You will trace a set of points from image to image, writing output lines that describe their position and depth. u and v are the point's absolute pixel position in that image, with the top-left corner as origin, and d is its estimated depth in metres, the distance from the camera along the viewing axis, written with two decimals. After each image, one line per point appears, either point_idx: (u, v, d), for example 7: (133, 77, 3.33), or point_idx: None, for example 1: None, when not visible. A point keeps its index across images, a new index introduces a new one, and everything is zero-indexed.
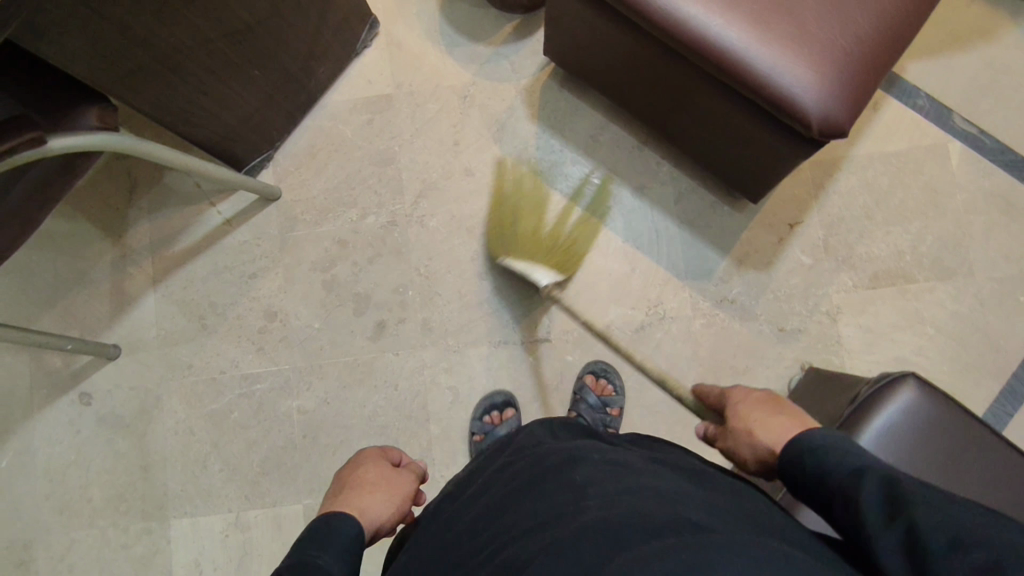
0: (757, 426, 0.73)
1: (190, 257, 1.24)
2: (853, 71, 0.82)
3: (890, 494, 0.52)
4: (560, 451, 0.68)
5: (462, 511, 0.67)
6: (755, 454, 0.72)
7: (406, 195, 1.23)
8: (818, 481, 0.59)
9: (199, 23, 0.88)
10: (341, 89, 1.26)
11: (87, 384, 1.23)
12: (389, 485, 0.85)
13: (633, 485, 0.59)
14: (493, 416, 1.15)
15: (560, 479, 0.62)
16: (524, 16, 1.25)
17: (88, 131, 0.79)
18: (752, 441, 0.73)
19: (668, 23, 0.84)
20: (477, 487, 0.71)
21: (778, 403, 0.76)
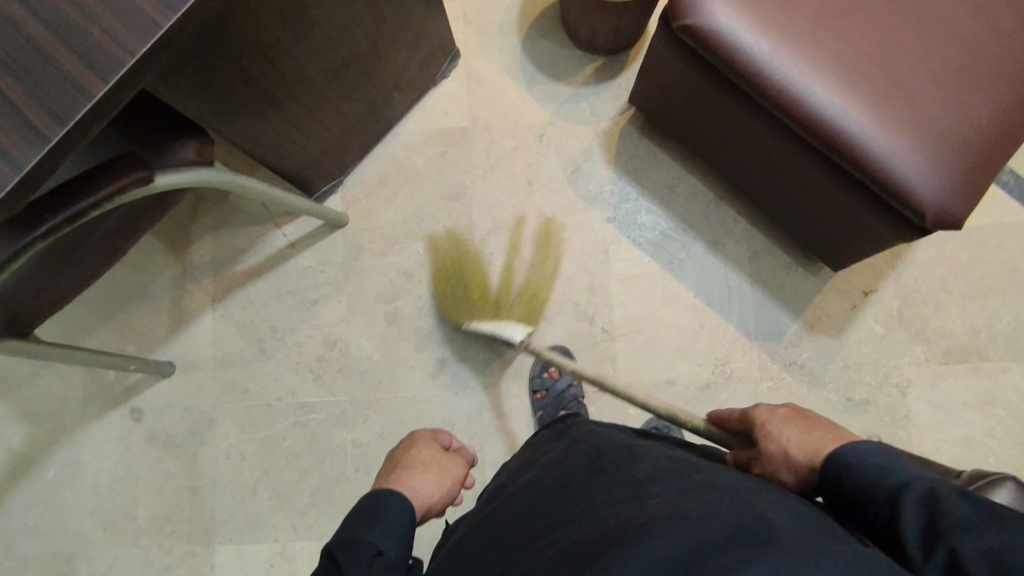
0: (797, 445, 0.65)
1: (252, 278, 1.22)
2: (971, 163, 0.81)
3: (933, 519, 0.49)
4: (621, 452, 0.71)
5: (516, 495, 0.71)
6: (799, 474, 0.64)
7: (476, 231, 1.22)
8: (856, 496, 0.57)
9: (304, 62, 0.87)
10: (416, 119, 1.24)
11: (139, 400, 1.21)
12: (441, 467, 0.86)
13: (696, 484, 0.61)
14: (552, 372, 1.16)
15: (625, 479, 0.65)
16: (606, 58, 1.23)
17: (191, 167, 0.78)
18: (792, 462, 0.65)
19: (783, 99, 0.83)
20: (532, 475, 0.74)
21: (805, 416, 0.68)
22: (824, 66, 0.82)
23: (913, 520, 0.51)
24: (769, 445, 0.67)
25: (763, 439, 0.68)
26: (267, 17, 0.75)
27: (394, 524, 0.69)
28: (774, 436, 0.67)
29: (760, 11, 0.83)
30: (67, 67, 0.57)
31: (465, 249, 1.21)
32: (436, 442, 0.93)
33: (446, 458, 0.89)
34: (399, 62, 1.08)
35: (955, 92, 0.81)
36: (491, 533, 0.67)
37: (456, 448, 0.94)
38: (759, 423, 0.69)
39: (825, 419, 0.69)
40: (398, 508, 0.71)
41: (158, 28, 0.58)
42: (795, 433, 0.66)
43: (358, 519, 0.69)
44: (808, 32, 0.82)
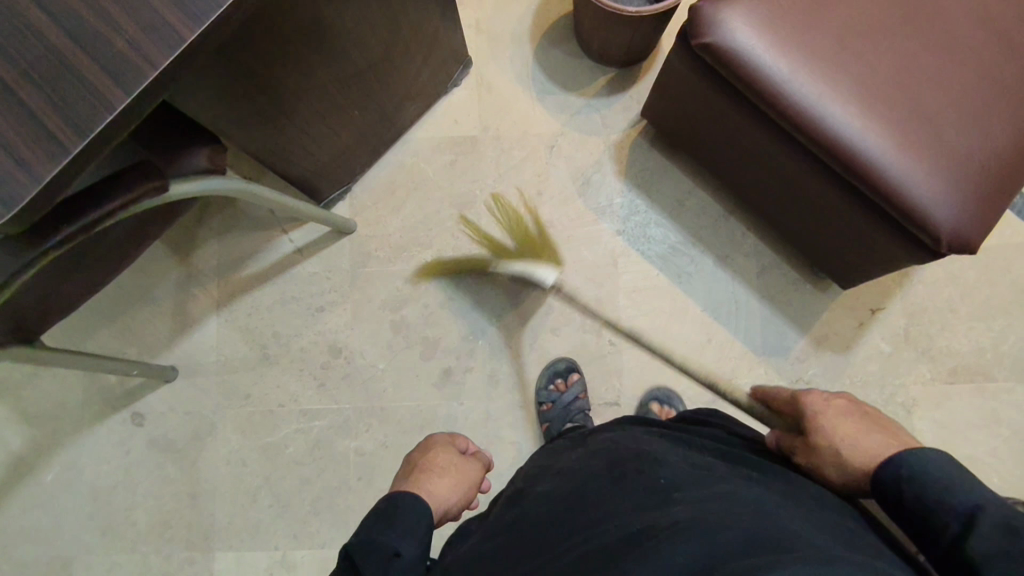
0: (847, 441, 0.65)
1: (258, 283, 1.21)
2: (987, 188, 0.81)
3: (1011, 545, 0.49)
4: (642, 454, 0.70)
5: (533, 499, 0.70)
6: (843, 472, 0.65)
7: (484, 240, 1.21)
8: (914, 507, 0.57)
9: (319, 70, 0.87)
10: (426, 127, 1.24)
11: (140, 404, 1.20)
12: (458, 472, 0.86)
13: (721, 492, 0.60)
14: (558, 384, 1.15)
15: (646, 486, 0.64)
16: (619, 70, 1.23)
17: (204, 175, 0.77)
18: (839, 458, 0.65)
19: (801, 120, 0.83)
20: (549, 480, 0.73)
21: (860, 412, 0.69)
22: (844, 88, 0.82)
23: (985, 539, 0.51)
24: (819, 437, 0.68)
25: (813, 430, 0.69)
26: (287, 26, 0.75)
27: (412, 528, 0.68)
28: (825, 429, 0.68)
29: (782, 31, 0.83)
30: (89, 76, 0.56)
31: (473, 258, 1.21)
32: (452, 446, 0.93)
33: (462, 462, 0.89)
34: (413, 71, 1.07)
35: (973, 117, 0.81)
36: (506, 535, 0.66)
37: (472, 452, 0.94)
38: (812, 413, 0.70)
39: (878, 416, 0.69)
40: (417, 510, 0.70)
41: (183, 41, 0.57)
42: (847, 428, 0.67)
43: (376, 520, 0.68)
44: (828, 54, 0.82)
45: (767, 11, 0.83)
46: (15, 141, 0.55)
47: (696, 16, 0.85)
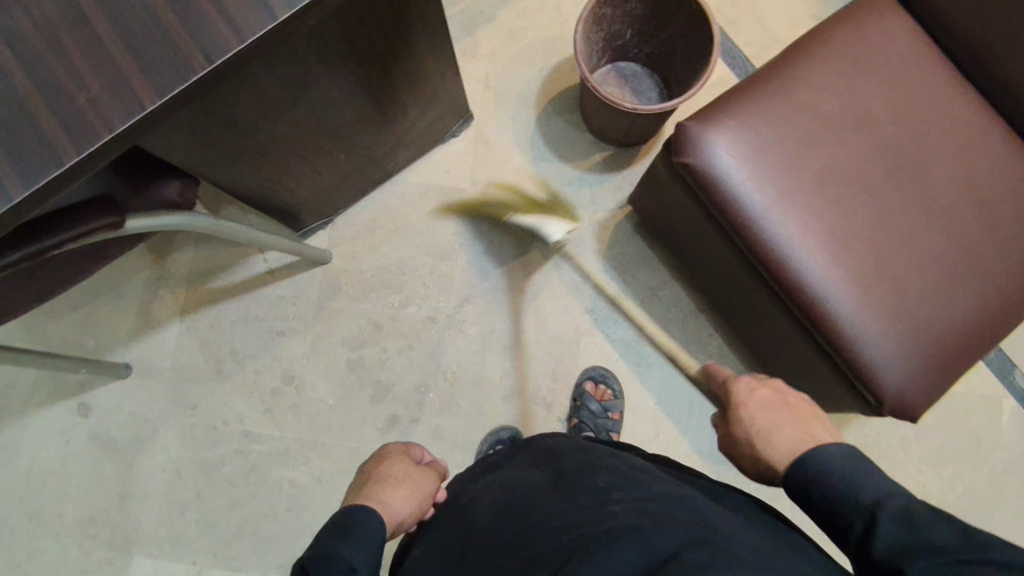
0: (764, 437, 0.64)
1: (226, 297, 1.22)
2: (939, 360, 0.80)
3: (909, 541, 0.48)
4: (582, 463, 0.72)
5: (476, 510, 0.70)
6: (760, 467, 0.64)
7: (455, 294, 1.21)
8: (824, 503, 0.56)
9: (303, 121, 0.87)
10: (418, 172, 1.24)
11: (88, 396, 1.20)
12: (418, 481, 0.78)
13: (657, 494, 0.63)
14: None
15: (585, 485, 0.67)
16: (616, 149, 1.23)
17: (175, 210, 0.79)
18: (755, 453, 0.64)
19: (768, 257, 0.82)
20: (488, 490, 0.73)
21: (784, 404, 0.66)
22: (815, 233, 0.81)
23: (888, 535, 0.49)
24: (738, 428, 0.66)
25: (735, 420, 0.67)
26: (272, 84, 0.75)
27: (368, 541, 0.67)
28: (745, 420, 0.66)
29: (764, 165, 0.83)
30: (45, 127, 0.57)
31: (440, 310, 1.21)
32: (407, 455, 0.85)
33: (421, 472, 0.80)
34: (409, 121, 1.08)
35: (937, 286, 0.81)
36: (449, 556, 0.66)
37: (427, 462, 0.86)
38: (735, 403, 0.68)
39: (807, 409, 0.66)
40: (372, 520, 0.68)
41: (141, 110, 0.57)
42: (765, 422, 0.65)
43: (329, 534, 0.66)
44: (805, 196, 0.82)
45: (751, 143, 0.83)
46: None
47: (682, 133, 0.84)
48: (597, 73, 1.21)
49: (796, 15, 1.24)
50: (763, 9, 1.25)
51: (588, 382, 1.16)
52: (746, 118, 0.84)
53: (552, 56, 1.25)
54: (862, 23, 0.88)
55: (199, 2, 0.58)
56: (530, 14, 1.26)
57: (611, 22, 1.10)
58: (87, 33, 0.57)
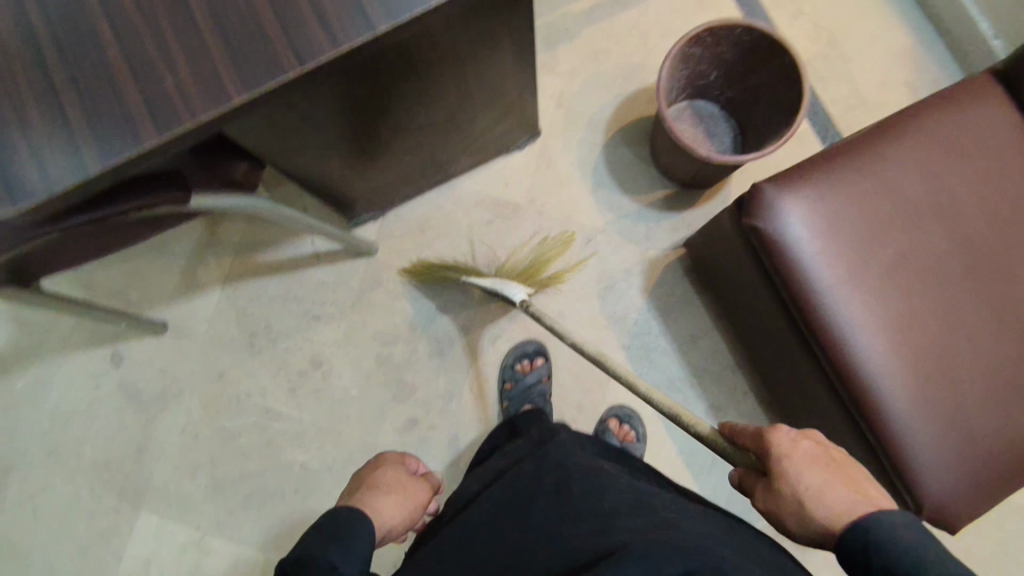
0: (815, 499, 0.58)
1: (269, 272, 1.23)
2: (986, 475, 0.78)
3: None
4: (591, 471, 0.72)
5: (480, 514, 0.71)
6: (807, 530, 0.59)
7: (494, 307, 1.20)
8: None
9: (375, 121, 0.87)
10: (476, 179, 1.23)
11: (123, 346, 1.23)
12: (411, 493, 0.85)
13: (663, 521, 0.62)
14: (523, 365, 1.17)
15: (591, 503, 0.65)
16: (681, 189, 1.20)
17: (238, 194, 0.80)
18: (803, 513, 0.58)
19: (825, 339, 0.80)
20: (498, 488, 0.74)
21: (829, 457, 0.61)
22: (876, 320, 0.79)
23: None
24: (784, 487, 0.59)
25: (775, 475, 0.60)
26: (356, 88, 0.75)
27: (354, 543, 0.69)
28: (789, 478, 0.59)
29: (836, 242, 0.80)
30: (130, 105, 0.57)
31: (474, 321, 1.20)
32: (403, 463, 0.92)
33: (416, 480, 0.89)
34: (478, 130, 1.07)
35: (995, 396, 0.78)
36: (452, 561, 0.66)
37: (421, 474, 0.93)
38: (776, 459, 0.60)
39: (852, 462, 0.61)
40: (359, 527, 0.72)
41: (228, 103, 0.57)
42: (813, 480, 0.59)
43: (317, 536, 0.69)
44: (872, 281, 0.80)
45: (826, 217, 0.81)
46: (45, 154, 0.57)
47: (756, 194, 0.82)
48: (674, 109, 1.19)
49: (891, 81, 1.20)
50: (858, 69, 1.20)
51: (613, 420, 1.14)
52: (825, 190, 0.81)
53: (631, 83, 1.23)
54: (964, 109, 0.84)
55: (299, 6, 0.57)
56: (616, 38, 1.24)
57: (698, 62, 1.07)
58: (184, 15, 0.57)
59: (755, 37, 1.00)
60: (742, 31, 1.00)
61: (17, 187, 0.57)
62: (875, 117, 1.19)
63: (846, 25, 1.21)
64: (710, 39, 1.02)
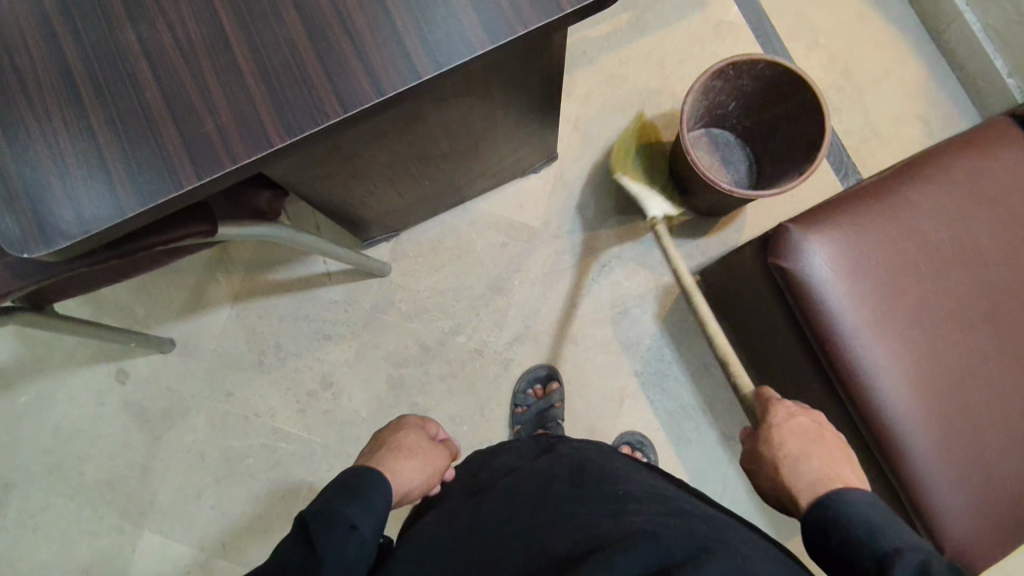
0: (788, 464, 0.68)
1: (280, 291, 1.22)
2: (1005, 519, 0.79)
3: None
4: (603, 469, 0.74)
5: (490, 498, 0.72)
6: (778, 493, 0.69)
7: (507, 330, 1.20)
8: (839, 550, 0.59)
9: (400, 150, 0.86)
10: (491, 201, 1.23)
11: (129, 363, 1.21)
12: (428, 456, 0.85)
13: (675, 511, 0.64)
14: (536, 389, 1.16)
15: (601, 497, 0.67)
16: (695, 215, 1.20)
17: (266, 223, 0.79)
18: (776, 478, 0.69)
19: (849, 381, 0.80)
20: (508, 478, 0.75)
21: (816, 434, 0.71)
22: (899, 364, 0.80)
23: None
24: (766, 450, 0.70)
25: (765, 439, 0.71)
26: (387, 120, 0.75)
27: (373, 503, 0.69)
28: (773, 443, 0.70)
29: (861, 284, 0.80)
30: (168, 146, 0.56)
31: (487, 343, 1.19)
32: (424, 429, 0.92)
33: (435, 447, 0.88)
34: (499, 156, 1.07)
35: (1014, 441, 0.79)
36: (462, 528, 0.69)
37: (442, 440, 0.92)
38: (770, 425, 0.72)
39: (838, 446, 0.71)
40: (379, 492, 0.71)
41: (268, 146, 0.56)
42: (792, 449, 0.69)
43: (336, 493, 0.69)
44: (896, 325, 0.80)
45: (852, 259, 0.81)
46: (79, 190, 0.56)
47: (782, 234, 0.82)
48: (691, 135, 1.19)
49: (904, 114, 1.21)
50: (872, 101, 1.21)
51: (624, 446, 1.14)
52: (851, 232, 0.82)
53: (647, 108, 1.24)
54: (988, 153, 0.85)
55: (343, 50, 0.57)
56: (633, 63, 1.25)
57: (718, 93, 1.08)
58: (226, 55, 0.57)
59: (777, 72, 1.01)
60: (764, 66, 1.00)
61: (51, 225, 0.56)
62: (889, 150, 1.20)
63: (861, 57, 1.23)
64: (733, 71, 1.02)
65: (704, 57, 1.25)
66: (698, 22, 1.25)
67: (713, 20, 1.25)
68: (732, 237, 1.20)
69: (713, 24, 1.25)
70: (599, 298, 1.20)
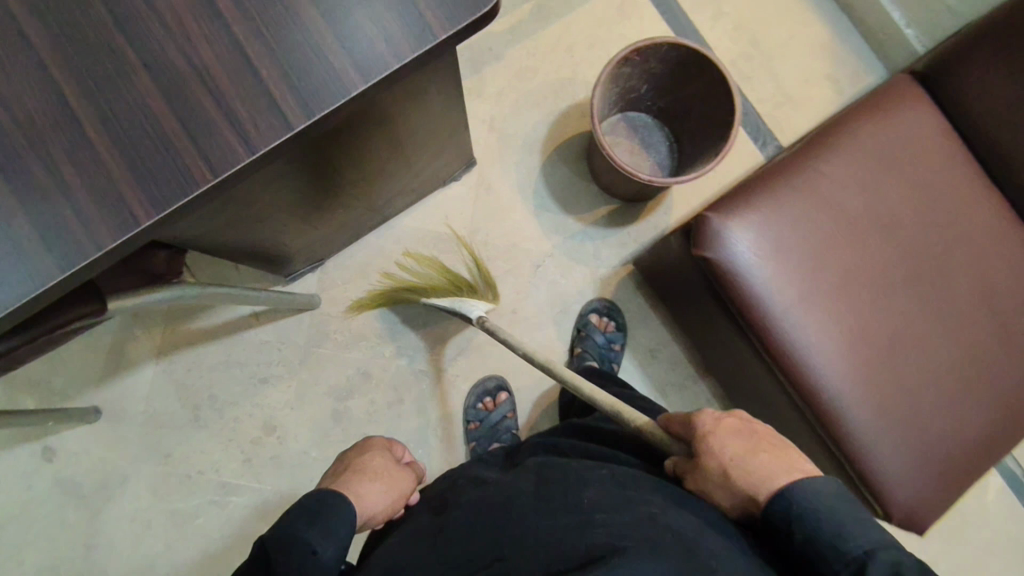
0: (740, 469, 0.65)
1: (206, 339, 1.16)
2: (941, 475, 0.81)
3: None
4: (571, 469, 0.72)
5: (455, 510, 0.70)
6: (735, 499, 0.66)
7: (449, 346, 1.17)
8: (805, 548, 0.60)
9: (302, 186, 0.82)
10: (414, 216, 1.19)
11: (54, 439, 1.13)
12: (394, 477, 0.81)
13: (643, 515, 0.61)
14: (486, 403, 1.14)
15: (568, 500, 0.65)
16: (623, 203, 1.19)
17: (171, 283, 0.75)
18: (730, 486, 0.65)
19: (785, 363, 0.80)
20: (473, 493, 0.73)
21: (751, 431, 0.68)
22: (833, 341, 0.80)
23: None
24: (711, 462, 0.66)
25: (704, 456, 0.67)
26: (275, 164, 0.70)
27: (337, 529, 0.66)
28: (713, 449, 0.67)
29: (785, 265, 0.80)
30: (21, 239, 0.50)
31: (430, 362, 1.17)
32: (390, 451, 0.89)
33: (401, 471, 0.84)
34: (415, 171, 1.03)
35: (944, 398, 0.82)
36: (426, 546, 0.66)
37: (407, 462, 0.91)
38: (702, 438, 0.68)
39: (769, 437, 0.69)
40: (344, 516, 0.67)
41: (137, 225, 0.51)
42: (736, 450, 0.66)
43: (298, 515, 0.66)
44: (824, 302, 0.81)
45: (774, 242, 0.80)
46: None
47: (704, 226, 0.80)
48: (607, 122, 1.17)
49: (813, 74, 1.21)
50: (780, 65, 1.21)
51: (592, 315, 1.16)
52: (771, 214, 0.81)
53: (561, 100, 1.21)
54: (892, 112, 0.85)
55: (205, 107, 0.52)
56: (540, 54, 1.21)
57: (627, 79, 1.06)
58: (73, 129, 0.51)
59: (682, 52, 0.99)
60: (669, 48, 0.98)
61: None
62: (802, 112, 1.20)
63: (765, 22, 1.22)
64: (638, 57, 1.00)
65: (611, 39, 1.22)
66: (601, 4, 1.22)
67: (616, 0, 1.22)
68: (662, 220, 1.19)
69: (616, 3, 1.22)
70: (538, 300, 1.18)
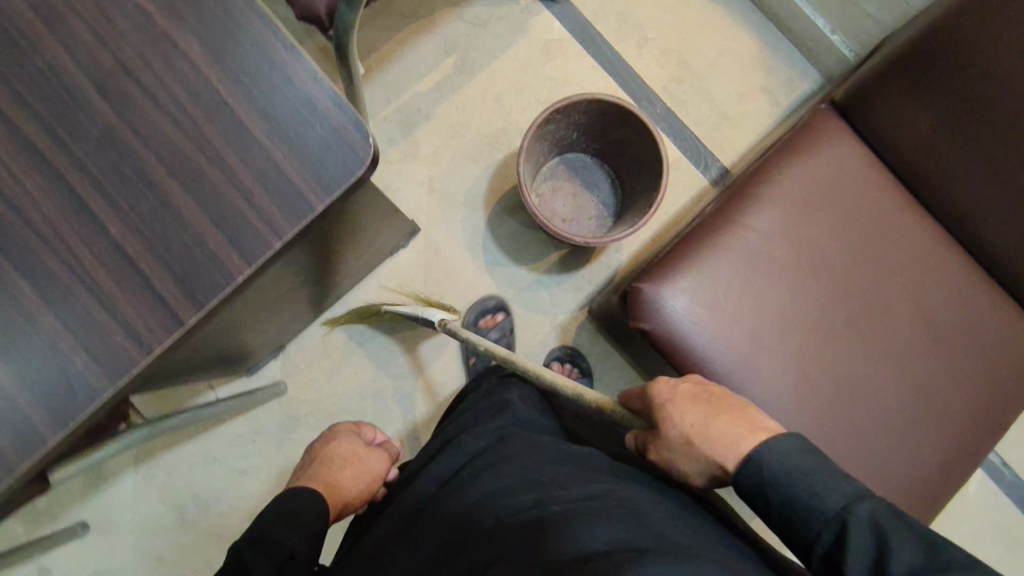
0: (701, 433, 0.64)
1: (180, 440, 1.17)
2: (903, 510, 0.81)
3: (882, 552, 0.52)
4: (530, 441, 0.72)
5: (421, 488, 0.71)
6: (701, 467, 0.64)
7: (419, 353, 1.19)
8: (782, 512, 0.59)
9: (240, 319, 0.82)
10: (368, 289, 1.17)
11: (46, 559, 1.14)
12: (364, 458, 0.90)
13: (596, 490, 0.61)
14: None
15: (523, 475, 0.65)
16: (573, 247, 1.18)
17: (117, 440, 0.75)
18: (693, 452, 0.64)
19: None
20: (438, 464, 0.72)
21: (711, 396, 0.67)
22: (779, 397, 0.80)
23: (863, 550, 0.53)
24: (672, 430, 0.65)
25: (665, 424, 0.66)
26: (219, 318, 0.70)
27: (308, 516, 0.71)
28: (674, 418, 0.66)
29: (721, 324, 0.80)
30: None
31: (396, 364, 1.19)
32: (358, 435, 0.98)
33: (371, 451, 0.93)
34: (356, 261, 1.02)
35: (896, 440, 0.81)
36: (388, 536, 0.66)
37: (378, 443, 0.99)
38: (662, 406, 0.68)
39: (729, 398, 0.68)
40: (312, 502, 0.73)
41: (44, 443, 0.50)
42: (696, 418, 0.65)
43: (269, 518, 0.70)
44: (766, 358, 0.80)
45: (709, 305, 0.80)
46: None
47: (638, 297, 0.80)
48: (545, 169, 1.16)
49: (747, 88, 1.19)
50: (712, 85, 1.19)
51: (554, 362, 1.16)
52: (702, 277, 0.81)
53: (497, 151, 1.20)
54: (810, 152, 0.85)
55: (95, 313, 0.52)
56: (470, 108, 1.20)
57: (555, 131, 1.05)
58: None
59: (603, 105, 0.98)
60: (586, 103, 0.98)
61: None
62: (741, 129, 1.19)
63: (692, 44, 1.20)
64: (560, 114, 0.99)
65: (540, 82, 1.20)
66: (524, 48, 1.20)
67: (539, 42, 1.20)
68: (615, 258, 1.19)
69: (539, 45, 1.20)
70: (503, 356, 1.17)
